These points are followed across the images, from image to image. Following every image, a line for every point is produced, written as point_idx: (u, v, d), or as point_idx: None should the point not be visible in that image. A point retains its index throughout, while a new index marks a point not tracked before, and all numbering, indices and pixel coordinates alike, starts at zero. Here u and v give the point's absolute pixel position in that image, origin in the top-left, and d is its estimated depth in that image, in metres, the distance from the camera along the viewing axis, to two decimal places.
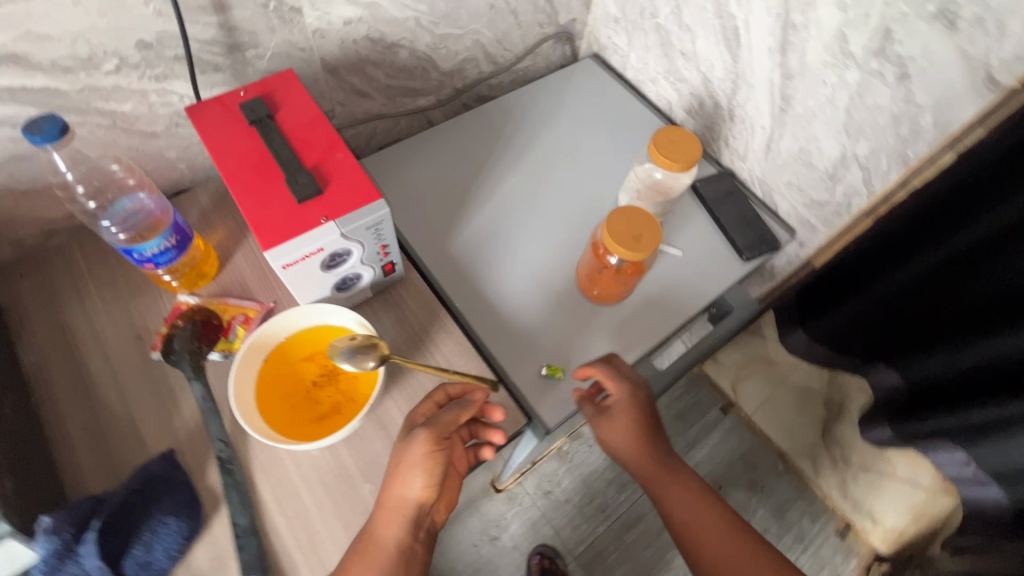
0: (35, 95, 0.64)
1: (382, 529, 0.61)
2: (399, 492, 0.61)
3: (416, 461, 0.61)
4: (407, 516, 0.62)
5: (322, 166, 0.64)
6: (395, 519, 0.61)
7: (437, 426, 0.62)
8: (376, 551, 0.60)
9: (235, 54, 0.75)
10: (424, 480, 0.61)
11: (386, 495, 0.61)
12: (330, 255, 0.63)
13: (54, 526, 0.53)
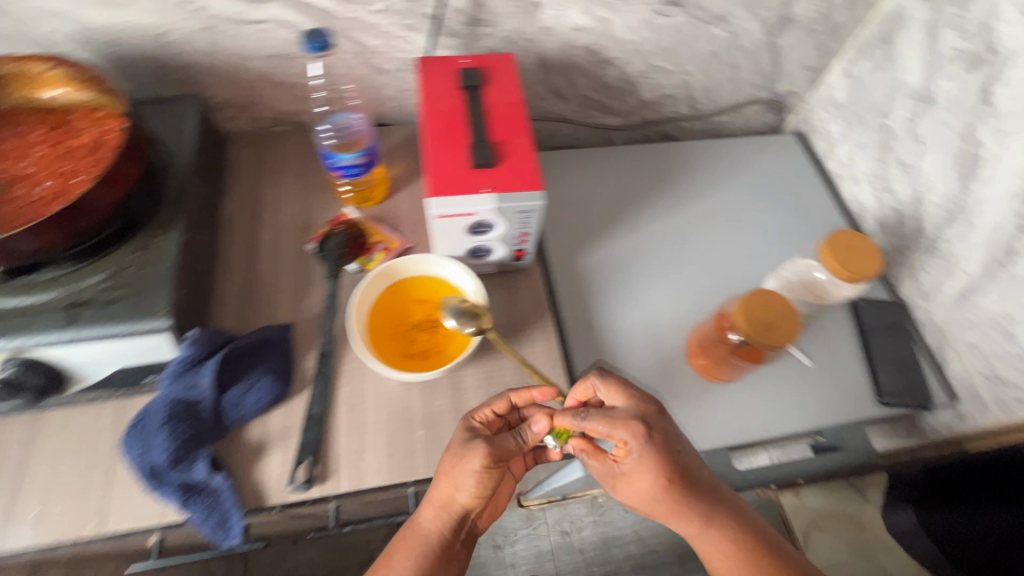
0: (316, 12, 0.77)
1: (422, 517, 0.65)
2: (443, 494, 0.63)
3: (469, 471, 0.61)
4: (453, 517, 0.64)
5: (504, 146, 0.69)
6: (439, 517, 0.64)
7: (490, 443, 0.62)
8: (414, 539, 0.65)
9: (473, 27, 0.84)
10: (474, 490, 0.62)
11: (433, 488, 0.64)
12: (477, 223, 0.68)
13: (196, 339, 0.63)
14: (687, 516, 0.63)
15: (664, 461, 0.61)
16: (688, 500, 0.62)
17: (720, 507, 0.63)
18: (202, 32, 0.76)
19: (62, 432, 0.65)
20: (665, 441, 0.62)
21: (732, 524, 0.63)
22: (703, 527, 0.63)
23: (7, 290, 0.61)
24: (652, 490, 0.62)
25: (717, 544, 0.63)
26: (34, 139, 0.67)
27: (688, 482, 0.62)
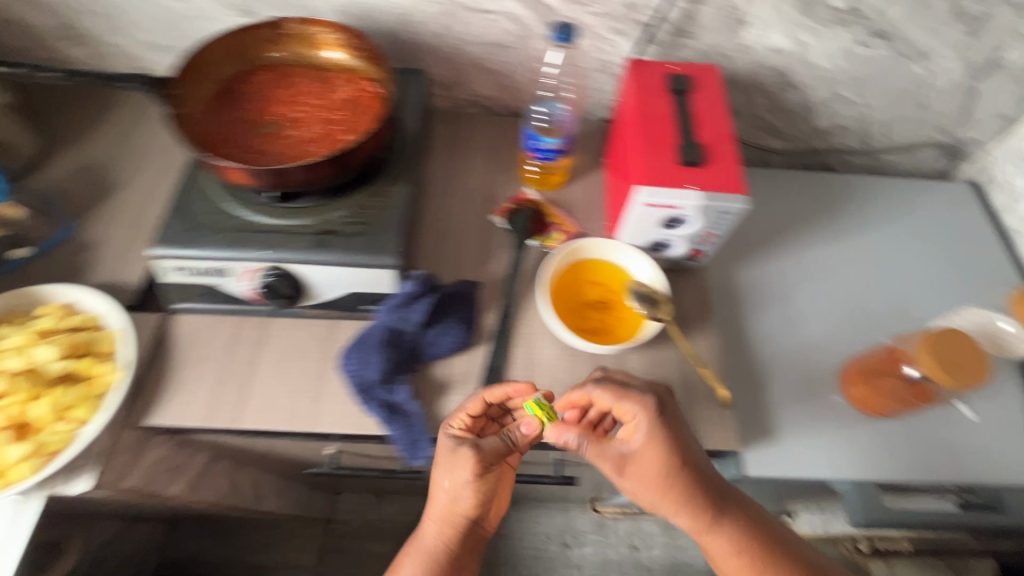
0: (541, 8, 0.85)
1: (427, 526, 0.73)
2: (443, 505, 0.71)
3: (461, 477, 0.68)
4: (459, 525, 0.72)
5: (710, 148, 0.73)
6: (442, 527, 0.72)
7: (472, 446, 0.67)
8: (420, 550, 0.73)
9: (675, 36, 0.88)
10: (468, 500, 0.70)
11: (434, 502, 0.72)
12: (674, 216, 0.72)
13: (419, 279, 0.72)
14: (696, 510, 0.66)
15: (672, 443, 0.65)
16: (693, 485, 0.65)
17: (726, 500, 0.67)
18: (438, 16, 0.86)
19: (286, 338, 0.76)
20: (672, 422, 0.66)
21: (737, 518, 0.67)
22: (712, 522, 0.66)
23: (274, 211, 0.72)
24: (659, 471, 0.65)
25: (724, 539, 0.67)
26: (303, 89, 0.78)
27: (698, 472, 0.66)
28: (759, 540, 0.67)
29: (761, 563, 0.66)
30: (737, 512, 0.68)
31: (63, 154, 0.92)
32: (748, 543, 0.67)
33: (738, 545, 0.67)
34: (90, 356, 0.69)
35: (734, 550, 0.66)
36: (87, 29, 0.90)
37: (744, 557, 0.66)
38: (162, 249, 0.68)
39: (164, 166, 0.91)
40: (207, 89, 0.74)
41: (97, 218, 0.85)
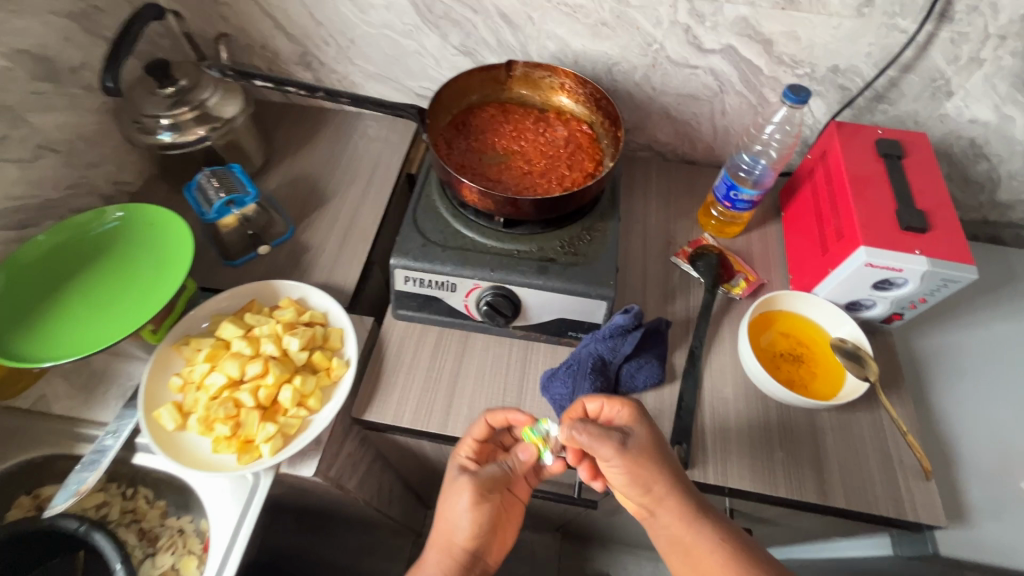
0: (745, 66, 0.88)
1: (427, 561, 0.69)
2: (444, 532, 0.69)
3: (462, 500, 0.68)
4: (460, 555, 0.68)
5: (929, 216, 0.73)
6: (446, 559, 0.68)
7: (475, 480, 0.68)
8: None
9: (874, 101, 0.89)
10: (470, 524, 0.68)
11: (435, 534, 0.69)
12: (888, 280, 0.73)
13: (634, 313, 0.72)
14: (679, 498, 0.62)
15: (644, 448, 0.61)
16: (665, 492, 0.61)
17: (706, 513, 0.62)
18: (642, 66, 0.92)
19: (486, 354, 0.80)
20: (645, 429, 0.63)
21: (718, 537, 0.61)
22: (689, 533, 0.61)
23: (497, 234, 0.77)
24: (652, 451, 0.62)
25: (710, 561, 0.60)
26: (522, 125, 0.85)
27: (674, 480, 0.62)
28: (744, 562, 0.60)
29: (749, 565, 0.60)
30: (717, 526, 0.62)
31: (283, 164, 1.03)
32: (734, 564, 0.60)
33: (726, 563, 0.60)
34: (321, 349, 0.75)
35: (716, 567, 0.60)
36: (321, 58, 1.01)
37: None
38: (401, 260, 0.74)
39: (369, 182, 1.00)
40: (444, 118, 0.83)
41: (313, 224, 0.94)
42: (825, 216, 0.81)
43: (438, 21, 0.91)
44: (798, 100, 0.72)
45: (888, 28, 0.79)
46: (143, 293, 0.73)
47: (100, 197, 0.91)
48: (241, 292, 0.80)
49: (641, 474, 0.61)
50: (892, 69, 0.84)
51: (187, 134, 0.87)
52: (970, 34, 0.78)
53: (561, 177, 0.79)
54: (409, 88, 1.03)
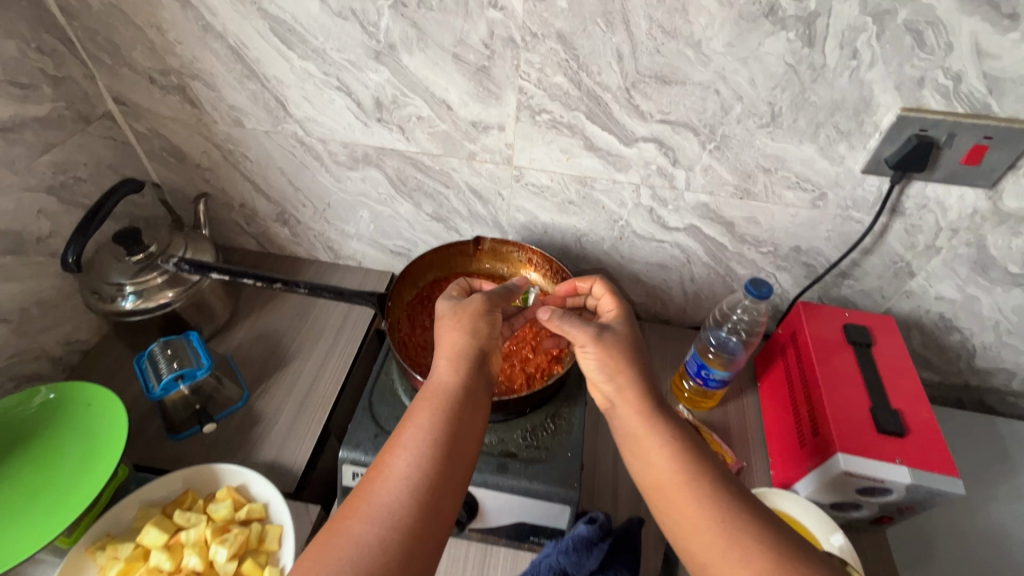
0: (710, 242, 0.90)
1: (437, 371, 0.62)
2: (451, 341, 0.65)
3: (472, 312, 0.67)
4: (468, 366, 0.63)
5: (905, 416, 0.70)
6: (456, 367, 0.62)
7: (490, 302, 0.69)
8: (435, 393, 0.60)
9: (838, 277, 0.90)
10: (481, 335, 0.66)
11: (441, 346, 0.65)
12: (871, 488, 0.67)
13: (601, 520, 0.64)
14: (647, 385, 0.63)
15: (621, 335, 0.67)
16: (630, 378, 0.63)
17: (661, 406, 0.62)
18: (610, 238, 0.93)
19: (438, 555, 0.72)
20: (624, 325, 0.68)
21: (673, 421, 0.60)
22: (645, 423, 0.60)
23: None
24: (626, 336, 0.67)
25: (656, 454, 0.57)
26: None
27: (646, 367, 0.65)
28: (697, 448, 0.58)
29: (705, 458, 0.56)
30: (673, 423, 0.60)
31: (250, 318, 1.01)
32: (684, 451, 0.57)
33: (676, 460, 0.56)
34: (254, 554, 0.68)
35: (669, 458, 0.56)
36: (299, 216, 1.03)
37: (682, 484, 0.54)
38: (350, 454, 0.69)
39: (335, 340, 0.98)
40: (409, 294, 0.84)
41: (270, 390, 0.90)
42: (799, 403, 0.78)
43: (411, 193, 0.94)
44: (760, 295, 0.72)
45: (843, 218, 0.81)
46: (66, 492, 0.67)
47: (49, 359, 0.87)
48: (173, 477, 0.74)
49: (611, 354, 0.64)
50: (852, 251, 0.85)
51: (152, 299, 0.84)
52: (923, 226, 0.80)
53: (524, 358, 0.78)
54: (384, 245, 1.05)
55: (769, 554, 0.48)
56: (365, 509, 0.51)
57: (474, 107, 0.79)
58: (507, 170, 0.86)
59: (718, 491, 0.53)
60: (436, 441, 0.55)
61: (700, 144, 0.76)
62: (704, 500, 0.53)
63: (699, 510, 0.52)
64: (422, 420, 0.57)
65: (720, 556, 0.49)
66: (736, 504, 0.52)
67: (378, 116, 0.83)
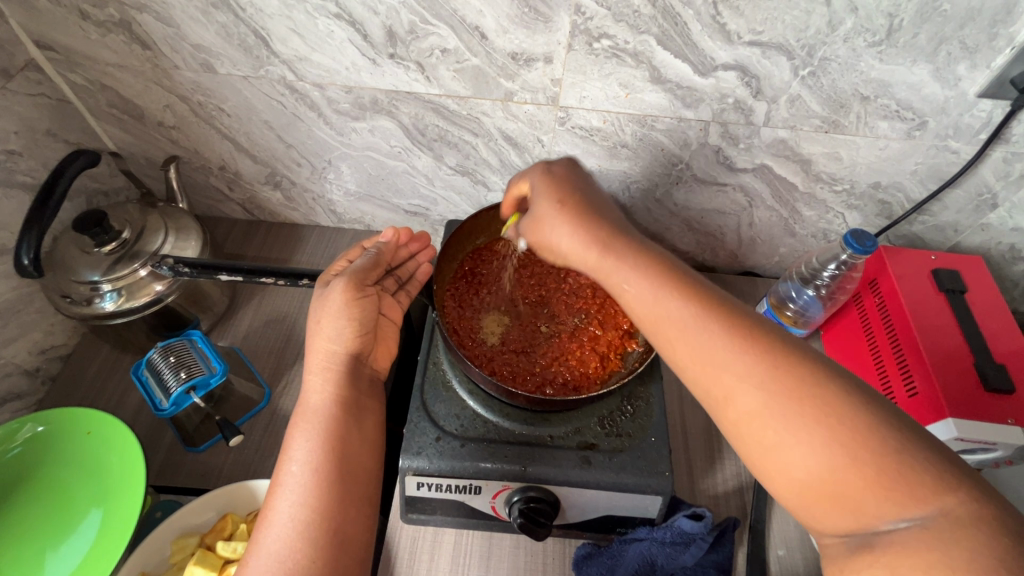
0: (780, 184, 0.79)
1: (309, 386, 0.56)
2: (322, 343, 0.57)
3: (335, 307, 0.57)
4: (339, 376, 0.56)
5: (1010, 369, 0.66)
6: (325, 380, 0.56)
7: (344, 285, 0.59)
8: (306, 414, 0.53)
9: (915, 214, 0.81)
10: (346, 334, 0.58)
11: (309, 357, 0.57)
12: (979, 448, 0.63)
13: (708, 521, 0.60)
14: (598, 235, 0.52)
15: (551, 199, 0.55)
16: (584, 235, 0.52)
17: (625, 239, 0.52)
18: (665, 184, 0.81)
19: (516, 557, 0.66)
20: (552, 179, 0.57)
21: (648, 255, 0.50)
22: (613, 270, 0.51)
23: (523, 413, 0.66)
24: (557, 209, 0.54)
25: (632, 295, 0.49)
26: (541, 270, 0.75)
27: (586, 212, 0.53)
28: (677, 275, 0.49)
29: (684, 298, 0.47)
30: (641, 258, 0.50)
31: (254, 301, 0.88)
32: (663, 285, 0.48)
33: (654, 297, 0.48)
34: None
35: (648, 302, 0.48)
36: (293, 178, 0.87)
37: (665, 318, 0.47)
38: (418, 463, 0.61)
39: None
40: (450, 271, 0.74)
41: (295, 385, 0.79)
42: (885, 357, 0.72)
43: (432, 143, 0.79)
44: (864, 248, 0.66)
45: (938, 149, 0.71)
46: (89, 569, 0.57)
47: (23, 373, 0.74)
48: (204, 506, 0.63)
49: (556, 245, 0.54)
50: (939, 186, 0.76)
51: (139, 296, 0.70)
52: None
53: (593, 335, 0.70)
54: (396, 204, 0.90)
55: (764, 376, 0.42)
56: (252, 566, 0.45)
57: (516, 35, 0.64)
58: (551, 112, 0.72)
59: (704, 329, 0.45)
60: (320, 469, 0.50)
61: (792, 70, 0.64)
62: (694, 330, 0.46)
63: (688, 352, 0.46)
64: (299, 452, 0.51)
65: (719, 398, 0.44)
66: (728, 334, 0.45)
67: (391, 51, 0.67)
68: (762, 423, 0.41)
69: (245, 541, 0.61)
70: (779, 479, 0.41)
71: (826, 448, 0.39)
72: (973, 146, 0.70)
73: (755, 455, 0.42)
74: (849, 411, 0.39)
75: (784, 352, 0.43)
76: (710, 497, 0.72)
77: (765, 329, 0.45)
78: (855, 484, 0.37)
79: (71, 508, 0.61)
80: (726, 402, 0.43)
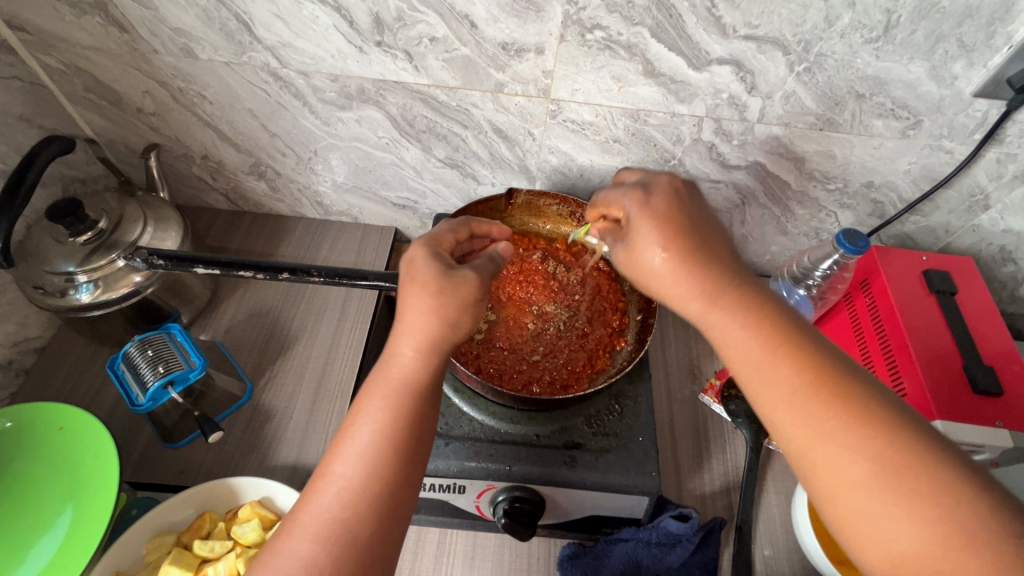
0: (773, 181, 0.78)
1: (396, 356, 0.48)
2: (438, 333, 0.49)
3: (466, 300, 0.50)
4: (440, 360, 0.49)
5: (999, 371, 0.66)
6: (423, 356, 0.48)
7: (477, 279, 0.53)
8: (390, 381, 0.47)
9: (907, 214, 0.80)
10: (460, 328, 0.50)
11: (409, 328, 0.49)
12: (967, 450, 0.62)
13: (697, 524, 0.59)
14: (704, 273, 0.48)
15: (662, 227, 0.50)
16: (693, 271, 0.48)
17: (730, 280, 0.48)
18: None
19: (501, 556, 0.66)
20: (656, 208, 0.52)
21: (755, 304, 0.47)
22: (717, 322, 0.47)
23: (510, 412, 0.65)
24: (660, 246, 0.50)
25: (731, 343, 0.46)
26: (531, 265, 0.74)
27: (692, 260, 0.49)
28: (780, 324, 0.46)
29: (786, 351, 0.44)
30: (744, 305, 0.47)
31: (237, 294, 0.86)
32: (764, 333, 0.45)
33: (754, 347, 0.45)
34: None
35: (746, 351, 0.45)
36: (278, 168, 0.85)
37: (763, 370, 0.44)
38: None
39: (344, 317, 0.85)
40: None
41: (277, 380, 0.77)
42: (874, 358, 0.72)
43: (420, 135, 0.77)
44: (857, 247, 0.65)
45: (932, 149, 0.71)
46: (63, 565, 0.55)
47: None
48: (183, 502, 0.62)
49: (654, 279, 0.50)
50: (931, 186, 0.75)
51: (116, 288, 0.68)
52: (1018, 155, 0.70)
53: (582, 334, 0.68)
54: (384, 197, 0.88)
55: (869, 445, 0.40)
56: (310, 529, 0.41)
57: (506, 24, 0.62)
58: (543, 104, 0.70)
59: (812, 393, 0.43)
60: (382, 462, 0.44)
61: (787, 66, 0.63)
62: (796, 388, 0.43)
63: (786, 409, 0.43)
64: (377, 419, 0.45)
65: (815, 463, 0.41)
66: (833, 395, 0.42)
67: (378, 39, 0.65)
68: (861, 493, 0.39)
69: (223, 541, 0.60)
70: (869, 551, 0.39)
71: (930, 531, 0.37)
72: (967, 146, 0.70)
73: (844, 522, 0.40)
74: (954, 490, 0.37)
75: (891, 421, 0.41)
76: (696, 496, 0.71)
77: (878, 398, 0.42)
78: (963, 573, 0.35)
79: (36, 507, 0.59)
80: (825, 470, 0.41)
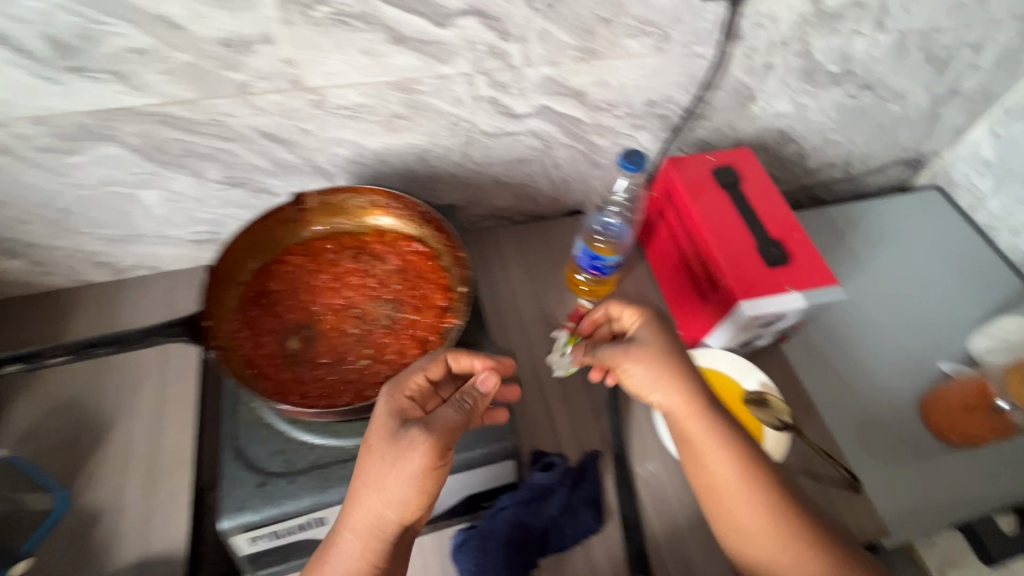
0: (565, 121, 0.79)
1: (352, 533, 0.50)
2: (382, 507, 0.49)
3: (410, 476, 0.49)
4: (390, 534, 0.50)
5: (785, 243, 0.73)
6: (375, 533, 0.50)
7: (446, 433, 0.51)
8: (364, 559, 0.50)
9: (692, 120, 0.85)
10: (404, 501, 0.50)
11: (379, 502, 0.49)
12: (771, 320, 0.70)
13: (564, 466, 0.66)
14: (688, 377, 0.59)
15: (654, 346, 0.60)
16: (681, 380, 0.58)
17: (715, 404, 0.58)
18: (457, 146, 0.77)
19: None
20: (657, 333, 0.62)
21: (731, 435, 0.57)
22: (710, 448, 0.56)
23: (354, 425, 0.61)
24: (670, 358, 0.59)
25: (715, 460, 0.56)
26: (343, 268, 0.69)
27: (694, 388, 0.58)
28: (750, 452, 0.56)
29: (748, 478, 0.55)
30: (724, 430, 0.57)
31: (25, 394, 0.73)
32: (739, 457, 0.56)
33: (731, 469, 0.55)
34: None
35: (723, 472, 0.55)
36: (28, 239, 0.72)
37: (740, 489, 0.55)
38: (243, 520, 0.54)
39: (163, 382, 0.75)
40: (234, 298, 0.65)
41: (98, 476, 0.67)
42: (690, 262, 0.77)
43: (182, 160, 0.68)
44: (636, 166, 0.68)
45: (688, 57, 0.75)
46: None
47: None
48: None
49: (651, 387, 0.59)
50: (701, 91, 0.80)
51: None
52: (758, 47, 0.77)
53: (410, 324, 0.65)
54: (175, 236, 0.78)
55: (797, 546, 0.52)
56: None
57: (217, 19, 0.55)
58: (302, 97, 0.65)
59: (767, 508, 0.54)
60: None
61: (528, 6, 0.63)
62: (751, 501, 0.54)
63: (749, 517, 0.54)
64: None
65: (758, 557, 0.54)
66: (778, 511, 0.53)
67: (70, 64, 0.55)
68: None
69: None
70: None
71: None
72: (715, 47, 0.75)
73: None
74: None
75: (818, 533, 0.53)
76: (573, 438, 0.73)
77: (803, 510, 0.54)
78: None
79: None
80: (759, 556, 0.54)
